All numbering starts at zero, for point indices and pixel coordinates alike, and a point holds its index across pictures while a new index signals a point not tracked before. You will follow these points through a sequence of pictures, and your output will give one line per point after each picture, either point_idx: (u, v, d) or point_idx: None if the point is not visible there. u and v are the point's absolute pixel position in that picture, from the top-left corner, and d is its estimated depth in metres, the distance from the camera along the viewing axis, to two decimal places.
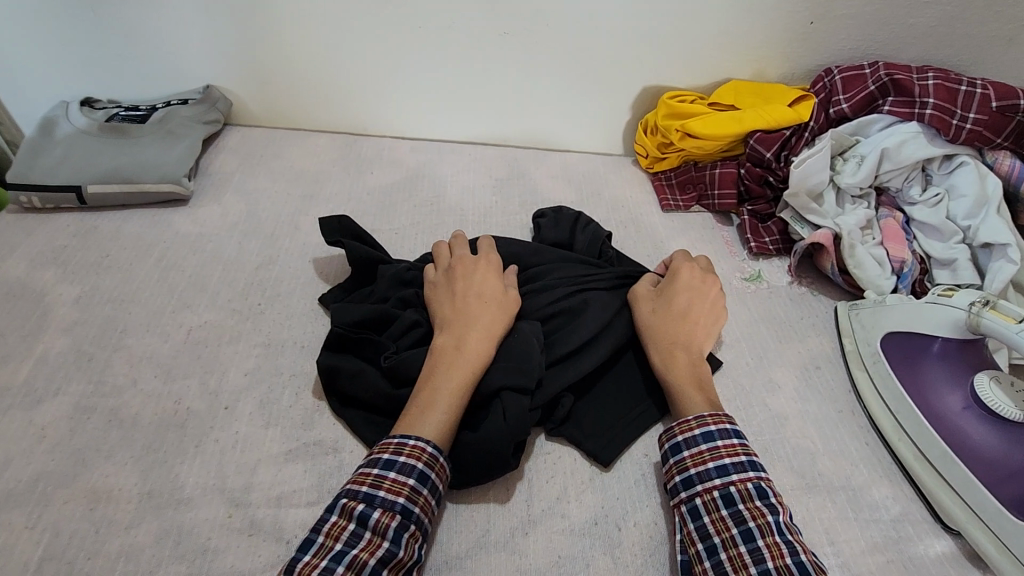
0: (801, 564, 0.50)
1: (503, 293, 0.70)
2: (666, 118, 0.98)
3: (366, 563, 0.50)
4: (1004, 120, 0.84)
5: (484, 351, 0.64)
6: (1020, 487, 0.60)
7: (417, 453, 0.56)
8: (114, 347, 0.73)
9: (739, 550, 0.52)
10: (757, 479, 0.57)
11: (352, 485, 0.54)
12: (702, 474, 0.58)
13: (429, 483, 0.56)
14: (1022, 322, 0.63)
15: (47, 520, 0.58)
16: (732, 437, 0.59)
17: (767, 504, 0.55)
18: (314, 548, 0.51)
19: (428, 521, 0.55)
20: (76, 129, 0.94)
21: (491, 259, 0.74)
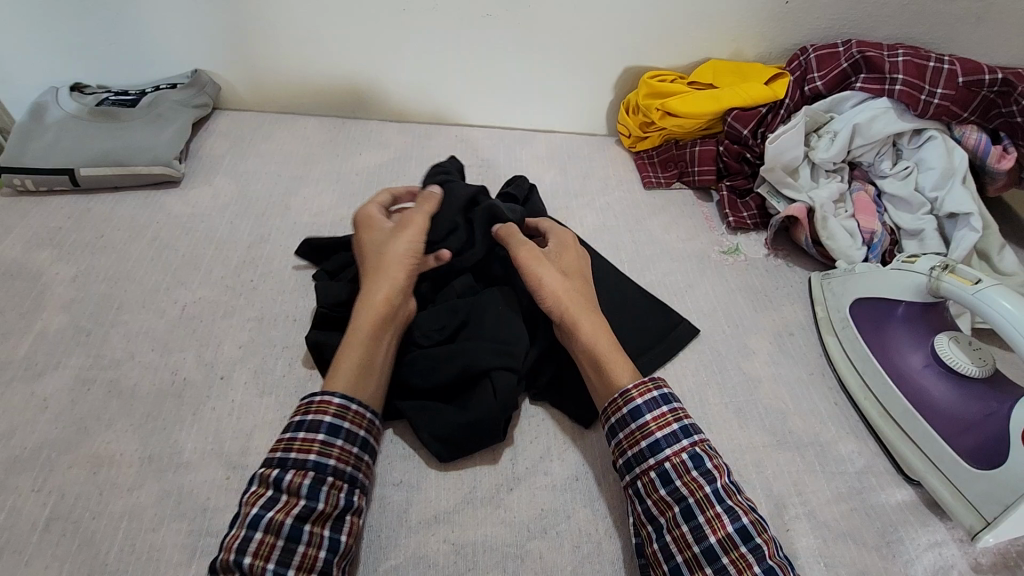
0: (742, 530, 0.52)
1: (385, 235, 0.70)
2: (647, 97, 1.00)
3: (282, 523, 0.51)
4: (970, 94, 0.87)
5: (371, 300, 0.65)
6: (974, 438, 0.64)
7: (325, 407, 0.57)
8: (111, 323, 0.75)
9: (681, 530, 0.54)
10: (691, 447, 0.57)
11: (267, 454, 0.55)
12: (638, 455, 0.58)
13: (342, 433, 0.57)
14: (978, 282, 0.65)
15: (52, 484, 0.61)
16: (660, 405, 0.59)
17: (703, 473, 0.55)
18: (236, 519, 0.52)
19: (351, 470, 0.56)
20: (67, 114, 0.95)
21: (371, 207, 0.74)
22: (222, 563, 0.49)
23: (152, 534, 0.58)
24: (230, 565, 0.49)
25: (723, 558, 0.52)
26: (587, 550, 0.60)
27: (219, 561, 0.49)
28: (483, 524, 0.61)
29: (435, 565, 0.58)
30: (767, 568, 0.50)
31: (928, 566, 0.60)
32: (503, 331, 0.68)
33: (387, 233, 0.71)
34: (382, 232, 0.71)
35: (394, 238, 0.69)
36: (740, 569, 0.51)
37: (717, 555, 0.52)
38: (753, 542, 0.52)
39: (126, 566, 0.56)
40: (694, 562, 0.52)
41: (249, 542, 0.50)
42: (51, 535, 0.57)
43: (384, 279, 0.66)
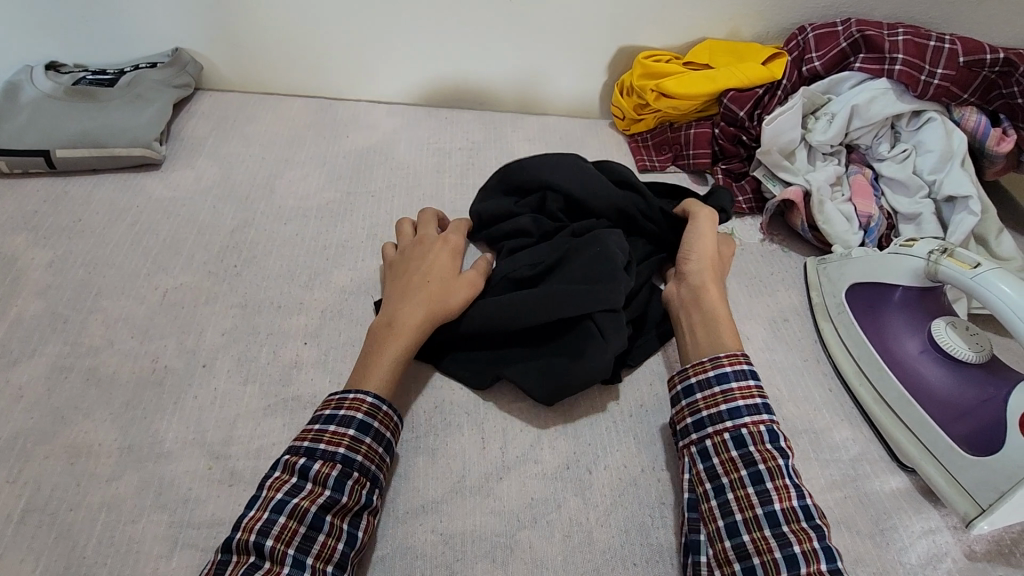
0: (806, 507, 0.53)
1: (451, 277, 0.70)
2: (641, 78, 0.98)
3: (307, 511, 0.51)
4: (971, 75, 0.86)
5: (417, 327, 0.64)
6: (971, 425, 0.63)
7: (358, 404, 0.58)
8: (89, 309, 0.73)
9: (746, 491, 0.54)
10: (769, 422, 0.58)
11: (294, 442, 0.56)
12: (715, 416, 0.59)
13: (371, 432, 0.57)
14: (977, 266, 0.64)
15: (28, 474, 0.59)
16: (748, 378, 0.61)
17: (777, 447, 0.57)
18: (258, 500, 0.52)
19: (375, 469, 0.56)
20: (40, 94, 0.92)
21: (451, 242, 0.74)
22: (239, 544, 0.49)
23: (131, 525, 0.57)
24: (248, 547, 0.49)
25: (783, 526, 0.52)
26: (578, 540, 0.59)
27: (237, 540, 0.49)
28: (472, 514, 0.60)
29: (423, 556, 0.57)
30: (825, 546, 0.50)
31: (922, 553, 0.60)
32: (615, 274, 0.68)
33: (454, 275, 0.70)
34: (450, 269, 0.71)
35: (459, 285, 0.69)
36: (800, 539, 0.51)
37: (778, 521, 0.52)
38: (814, 520, 0.52)
39: (105, 559, 0.55)
40: (753, 522, 0.53)
41: (272, 526, 0.50)
42: (27, 527, 0.56)
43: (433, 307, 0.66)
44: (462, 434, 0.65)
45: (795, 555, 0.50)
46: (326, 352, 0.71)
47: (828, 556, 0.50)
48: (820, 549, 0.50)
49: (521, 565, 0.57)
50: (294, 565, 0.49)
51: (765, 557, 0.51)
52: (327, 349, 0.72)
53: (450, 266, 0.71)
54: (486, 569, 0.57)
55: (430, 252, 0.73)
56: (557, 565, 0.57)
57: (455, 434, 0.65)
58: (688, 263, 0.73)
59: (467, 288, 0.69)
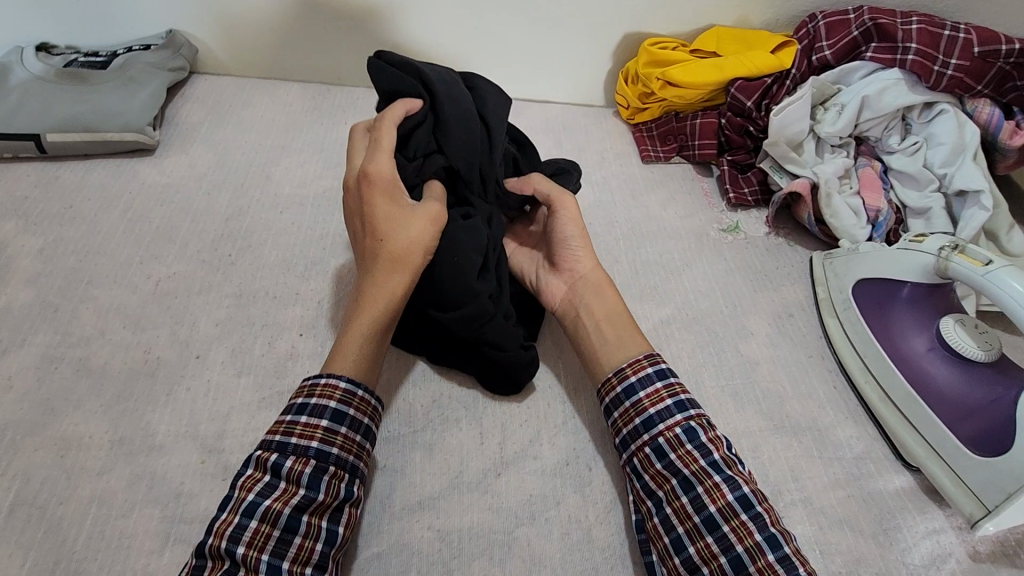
0: (743, 498, 0.50)
1: (405, 217, 0.61)
2: (647, 66, 0.96)
3: (281, 513, 0.48)
4: (986, 65, 0.83)
5: (388, 296, 0.59)
6: (978, 424, 0.62)
7: (330, 391, 0.54)
8: (80, 298, 0.71)
9: (681, 502, 0.52)
10: (685, 421, 0.55)
11: (265, 436, 0.52)
12: (633, 432, 0.57)
13: (346, 421, 0.54)
14: (989, 263, 0.62)
15: (17, 467, 0.58)
16: (654, 381, 0.57)
17: (698, 447, 0.54)
18: (229, 503, 0.48)
19: (352, 461, 0.53)
20: (31, 76, 0.89)
21: (384, 173, 0.61)
22: (212, 550, 0.46)
23: (123, 520, 0.56)
24: (221, 554, 0.46)
25: (723, 527, 0.50)
26: (577, 537, 0.58)
27: (209, 547, 0.46)
28: (470, 511, 0.59)
29: (420, 553, 0.56)
30: (768, 536, 0.48)
31: (925, 554, 0.59)
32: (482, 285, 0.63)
33: (408, 217, 0.61)
34: (397, 211, 0.61)
35: (413, 227, 0.61)
36: (741, 537, 0.49)
37: (718, 524, 0.50)
38: (754, 510, 0.50)
39: (95, 554, 0.54)
40: (695, 532, 0.51)
41: (244, 531, 0.47)
42: (16, 521, 0.55)
43: (395, 268, 0.60)
44: (460, 428, 0.64)
45: (739, 557, 0.48)
46: (323, 344, 0.70)
47: (772, 547, 0.48)
48: (763, 542, 0.48)
49: (519, 563, 0.56)
50: (270, 571, 0.47)
51: (712, 565, 0.49)
52: (323, 342, 0.70)
53: (401, 206, 0.61)
54: (483, 567, 0.56)
55: (370, 194, 0.61)
56: (556, 563, 0.56)
57: (452, 429, 0.64)
58: (577, 263, 0.67)
59: (428, 227, 0.62)
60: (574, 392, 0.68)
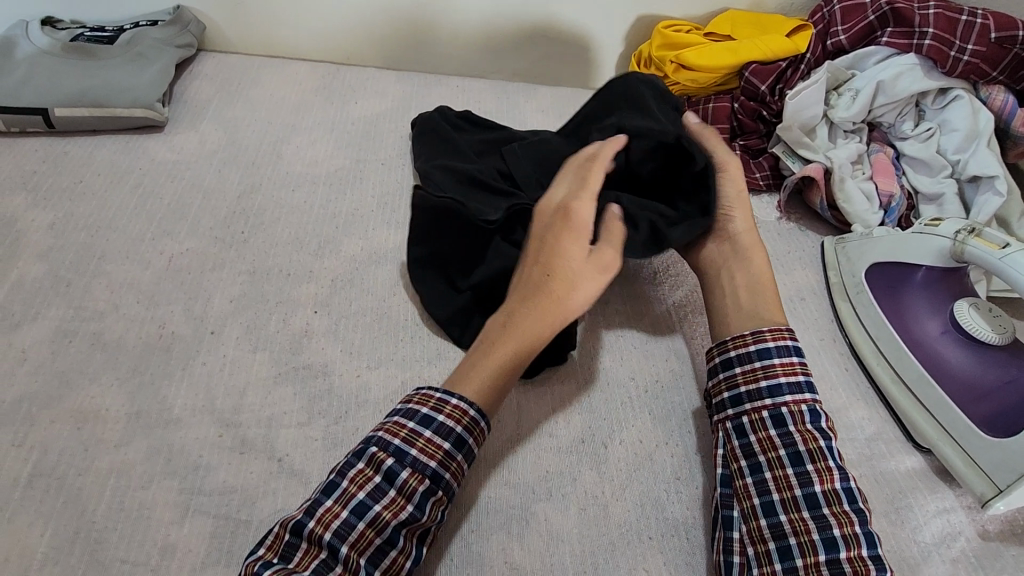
0: (848, 490, 0.53)
1: (580, 262, 0.59)
2: (660, 49, 0.95)
3: (387, 523, 0.50)
4: (1002, 51, 0.83)
5: (535, 332, 0.57)
6: (991, 406, 0.63)
7: (458, 414, 0.54)
8: (93, 273, 0.71)
9: (785, 472, 0.54)
10: (810, 402, 0.57)
11: (383, 434, 0.52)
12: (753, 392, 0.58)
13: (464, 449, 0.54)
14: (1006, 247, 0.63)
15: (35, 439, 0.58)
16: (792, 355, 0.59)
17: (819, 429, 0.56)
18: (336, 493, 0.50)
19: (457, 487, 0.54)
20: (38, 49, 0.88)
21: (581, 213, 0.62)
22: (313, 535, 0.48)
23: (141, 492, 0.56)
24: (322, 542, 0.48)
25: (824, 509, 0.52)
26: (593, 513, 0.59)
27: (311, 532, 0.48)
28: (487, 486, 0.59)
29: (438, 526, 0.56)
30: (867, 532, 0.50)
31: (936, 532, 0.60)
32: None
33: (585, 263, 0.60)
34: (579, 254, 0.60)
35: (585, 273, 0.59)
36: (841, 523, 0.51)
37: (818, 503, 0.52)
38: (857, 505, 0.52)
39: (115, 525, 0.54)
40: (792, 503, 0.53)
41: (350, 530, 0.49)
42: (35, 492, 0.55)
43: (547, 313, 0.58)
44: None
45: (834, 539, 0.50)
46: (337, 322, 0.70)
47: (869, 542, 0.50)
48: (861, 535, 0.50)
49: (537, 537, 0.57)
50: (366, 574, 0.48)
51: (803, 537, 0.51)
52: (337, 319, 0.70)
53: (580, 250, 0.60)
54: (501, 541, 0.56)
55: (558, 226, 0.61)
56: (573, 538, 0.57)
57: None
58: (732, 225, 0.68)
59: (597, 276, 0.60)
60: (587, 371, 0.69)
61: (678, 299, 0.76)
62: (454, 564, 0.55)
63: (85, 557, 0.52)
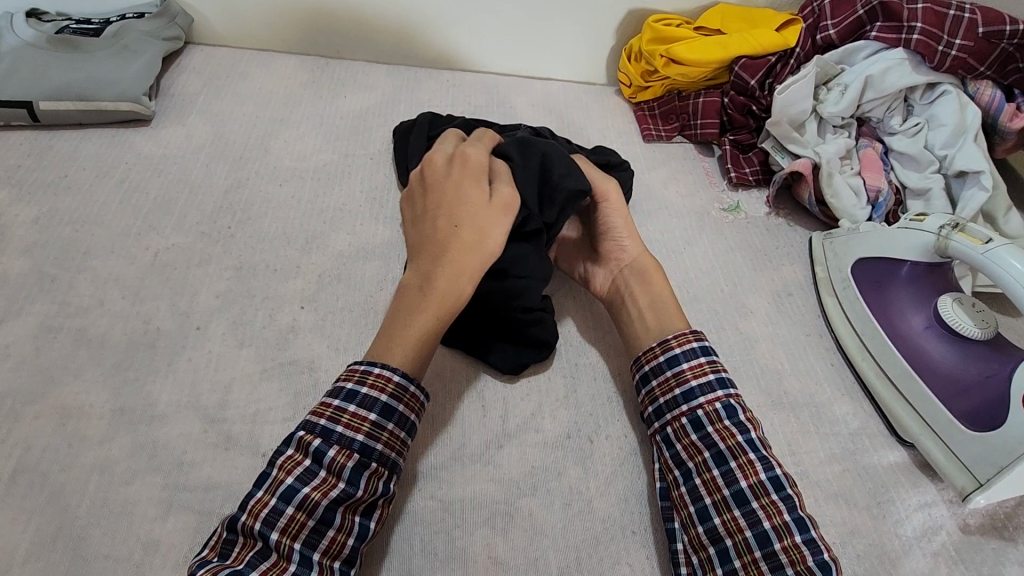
0: (774, 480, 0.52)
1: (482, 206, 0.62)
2: (650, 43, 0.95)
3: (318, 503, 0.49)
4: (989, 46, 0.83)
5: (450, 288, 0.58)
6: (972, 401, 0.63)
7: (382, 383, 0.53)
8: (77, 269, 0.70)
9: (711, 474, 0.54)
10: (725, 398, 0.57)
11: (309, 417, 0.52)
12: (671, 402, 0.58)
13: (394, 417, 0.53)
14: (988, 242, 0.63)
15: (17, 435, 0.58)
16: (698, 356, 0.59)
17: (737, 423, 0.56)
18: (266, 482, 0.49)
19: (394, 458, 0.53)
20: (22, 42, 0.86)
21: (472, 161, 0.65)
22: (246, 528, 0.48)
23: (125, 488, 0.56)
24: (255, 534, 0.48)
25: (752, 503, 0.51)
26: (578, 508, 0.59)
27: (243, 524, 0.48)
28: (472, 481, 0.59)
29: (423, 521, 0.57)
30: (797, 518, 0.50)
31: (917, 526, 0.60)
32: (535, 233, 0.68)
33: (485, 204, 0.62)
34: (479, 195, 0.62)
35: (489, 214, 0.62)
36: (770, 515, 0.50)
37: (747, 499, 0.52)
38: (785, 492, 0.52)
39: (98, 521, 0.54)
40: (722, 504, 0.52)
41: (280, 516, 0.48)
42: (18, 488, 0.55)
43: (455, 252, 0.59)
44: (462, 402, 0.64)
45: (765, 533, 0.50)
46: (324, 318, 0.70)
47: (800, 529, 0.49)
48: (791, 522, 0.50)
49: (520, 532, 0.57)
50: (301, 560, 0.48)
51: (736, 537, 0.51)
52: (324, 314, 0.70)
53: (478, 193, 0.63)
54: (485, 536, 0.56)
55: (450, 179, 0.64)
56: (556, 533, 0.57)
57: (455, 402, 0.64)
58: (625, 252, 0.69)
59: (504, 215, 0.62)
60: (574, 367, 0.69)
61: None
62: (438, 559, 0.55)
63: (67, 553, 0.52)
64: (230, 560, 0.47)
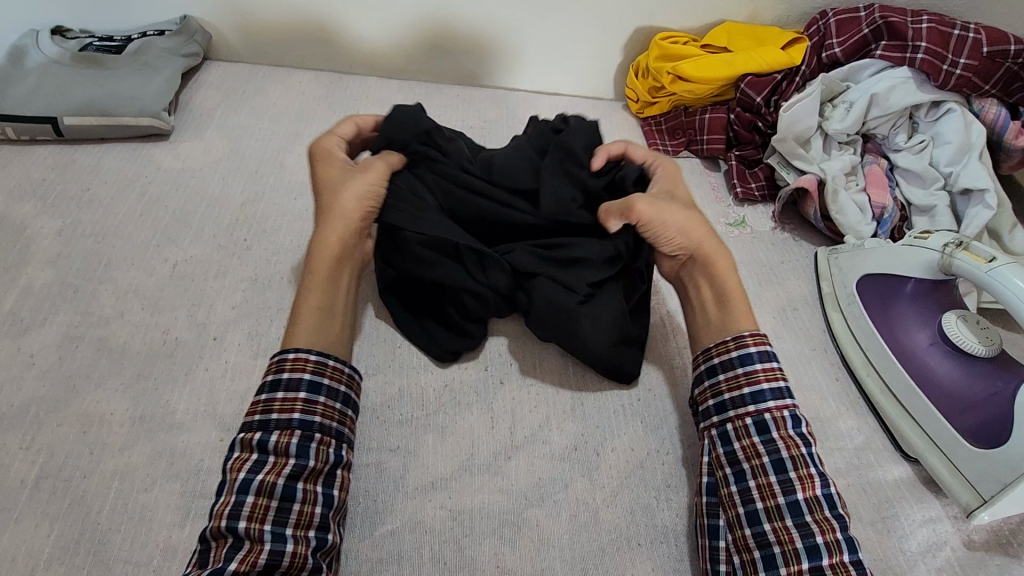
0: (830, 497, 0.54)
1: (340, 179, 0.66)
2: (657, 60, 0.96)
3: (274, 483, 0.51)
4: (993, 66, 0.84)
5: (332, 250, 0.64)
6: (976, 419, 0.63)
7: (301, 364, 0.57)
8: (99, 280, 0.73)
9: (768, 479, 0.55)
10: (793, 408, 0.58)
11: (245, 420, 0.55)
12: (736, 399, 0.59)
13: (323, 391, 0.57)
14: (993, 261, 0.64)
15: (40, 442, 0.59)
16: (773, 360, 0.60)
17: (800, 434, 0.57)
18: (224, 485, 0.52)
19: (335, 427, 0.57)
20: (48, 59, 0.90)
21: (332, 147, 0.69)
22: (214, 530, 0.49)
23: (144, 494, 0.57)
24: (223, 532, 0.49)
25: (807, 516, 0.53)
26: (584, 519, 0.60)
27: (210, 529, 0.49)
28: (481, 491, 0.61)
29: (432, 531, 0.58)
30: (848, 537, 0.51)
31: (922, 541, 0.61)
32: (502, 285, 0.67)
33: (344, 175, 0.67)
34: (340, 174, 0.67)
35: (350, 181, 0.65)
36: (823, 530, 0.52)
37: (802, 511, 0.53)
38: (837, 510, 0.53)
39: (119, 526, 0.55)
40: (775, 511, 0.53)
41: (242, 507, 0.50)
42: (41, 493, 0.56)
43: (329, 224, 0.64)
44: (471, 413, 0.66)
45: (817, 545, 0.51)
46: None
47: (851, 547, 0.51)
48: (843, 540, 0.51)
49: (528, 542, 0.58)
50: (275, 539, 0.50)
51: (786, 546, 0.52)
52: None
53: (341, 170, 0.67)
54: (493, 546, 0.57)
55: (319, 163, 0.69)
56: (563, 543, 0.58)
57: (464, 413, 0.66)
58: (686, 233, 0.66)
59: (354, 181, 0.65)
60: (581, 380, 0.70)
61: (670, 308, 0.77)
62: (447, 567, 0.56)
63: (89, 558, 0.54)
64: (209, 560, 0.49)
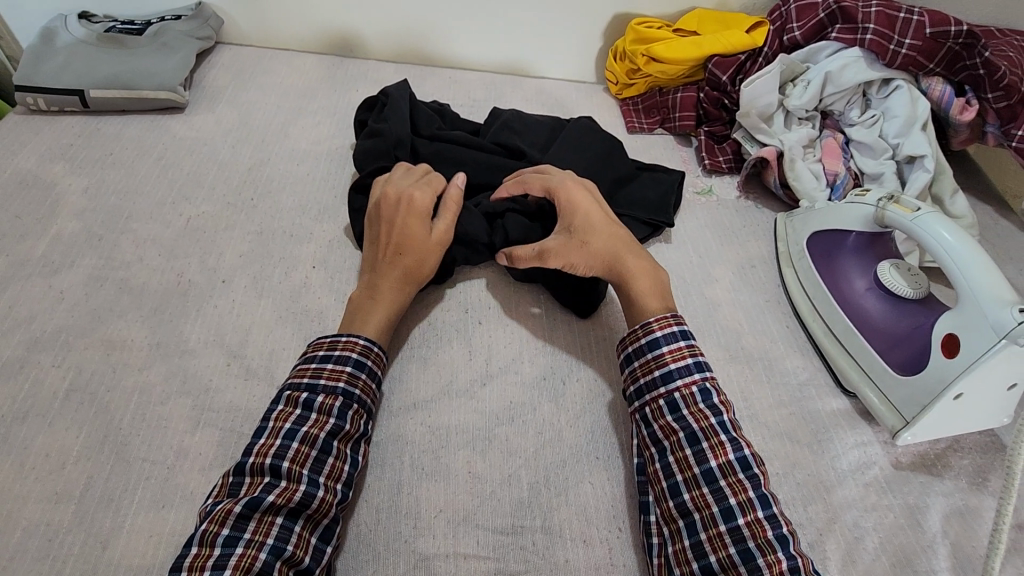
0: (742, 459, 0.57)
1: (424, 243, 0.72)
2: (633, 44, 1.04)
3: (317, 437, 0.57)
4: (937, 45, 0.91)
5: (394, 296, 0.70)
6: (903, 352, 0.70)
7: (351, 346, 0.64)
8: (121, 230, 0.81)
9: (684, 453, 0.59)
10: (702, 381, 0.62)
11: (293, 379, 0.62)
12: (650, 383, 0.63)
13: (366, 370, 0.64)
14: (917, 210, 0.71)
15: (70, 361, 0.67)
16: (678, 340, 0.64)
17: (710, 406, 0.60)
18: (266, 431, 0.57)
19: (370, 403, 0.63)
20: (75, 40, 0.99)
21: (419, 201, 0.73)
22: (254, 466, 0.55)
23: (160, 406, 0.65)
24: (264, 469, 0.55)
25: (720, 480, 0.56)
26: (549, 436, 0.67)
27: (251, 464, 0.55)
28: (458, 412, 0.68)
29: (412, 442, 0.65)
30: (760, 494, 0.55)
31: (853, 461, 0.68)
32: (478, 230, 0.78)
33: (427, 240, 0.72)
34: (423, 232, 0.72)
35: (434, 250, 0.72)
36: (735, 491, 0.55)
37: (715, 477, 0.56)
38: (750, 470, 0.56)
39: (138, 431, 0.63)
40: (692, 481, 0.57)
41: (286, 450, 0.56)
42: (71, 403, 0.64)
43: (395, 280, 0.70)
44: (452, 347, 0.74)
45: (730, 507, 0.54)
46: (332, 275, 0.79)
47: (762, 502, 0.54)
48: (755, 498, 0.54)
49: (498, 454, 0.65)
50: (309, 482, 0.55)
51: (704, 511, 0.55)
52: (332, 273, 0.80)
53: (423, 230, 0.72)
54: (466, 456, 0.65)
55: (399, 214, 0.72)
56: (529, 455, 0.66)
57: (445, 347, 0.73)
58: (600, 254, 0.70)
59: (435, 250, 0.73)
60: (552, 322, 0.78)
61: None
62: (424, 472, 0.63)
63: (112, 455, 0.61)
64: (240, 493, 0.54)
